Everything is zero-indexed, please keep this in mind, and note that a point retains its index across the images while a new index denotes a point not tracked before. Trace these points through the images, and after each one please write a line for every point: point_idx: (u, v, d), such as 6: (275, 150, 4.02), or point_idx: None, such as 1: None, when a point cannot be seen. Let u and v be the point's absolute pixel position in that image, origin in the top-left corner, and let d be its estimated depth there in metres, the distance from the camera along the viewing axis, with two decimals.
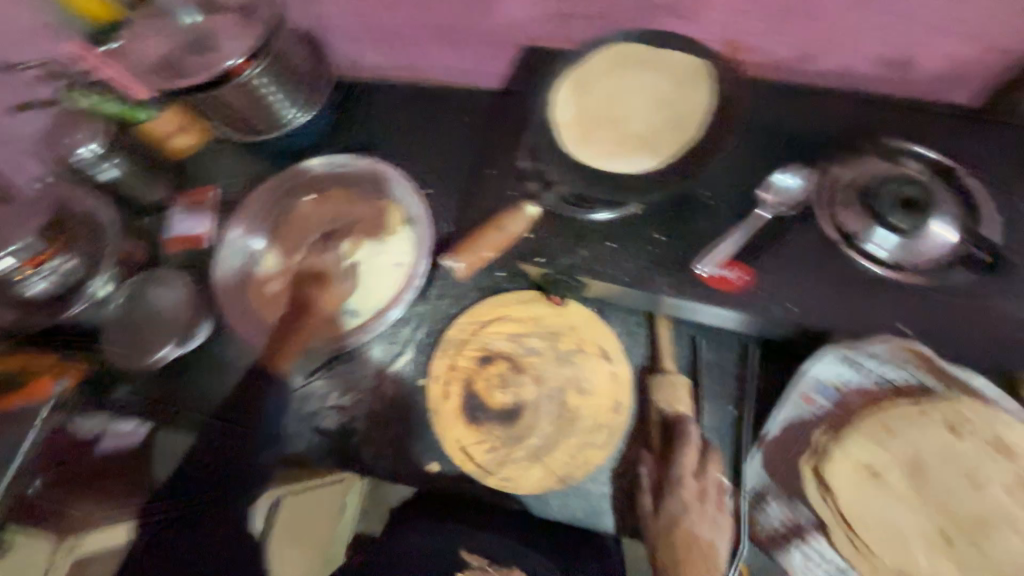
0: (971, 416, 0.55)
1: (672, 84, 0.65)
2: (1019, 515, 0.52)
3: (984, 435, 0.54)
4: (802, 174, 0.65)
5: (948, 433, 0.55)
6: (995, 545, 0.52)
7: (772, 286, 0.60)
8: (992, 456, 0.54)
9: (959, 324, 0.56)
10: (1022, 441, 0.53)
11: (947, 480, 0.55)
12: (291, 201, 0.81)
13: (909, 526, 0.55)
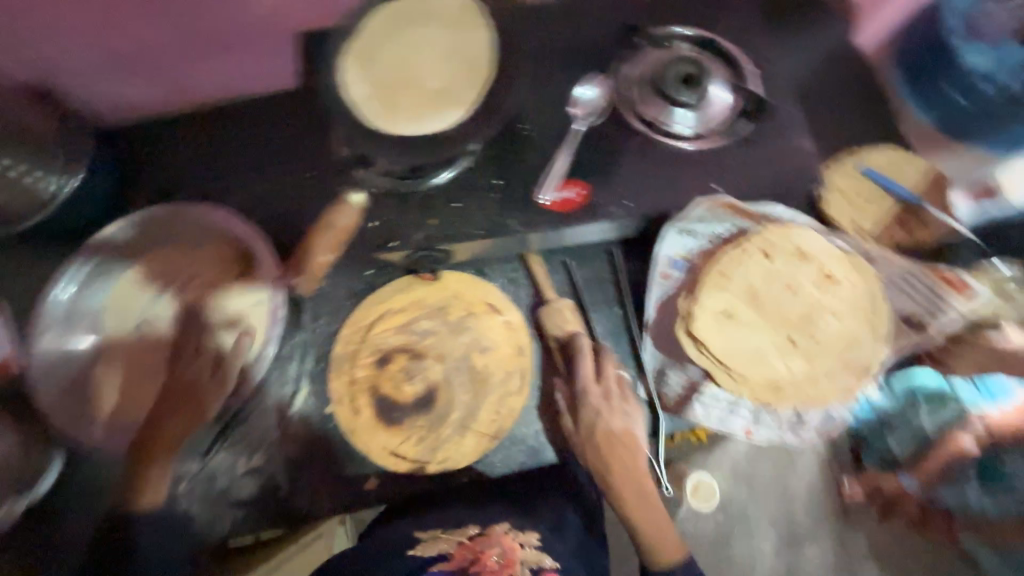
0: (776, 238, 0.64)
1: (450, 32, 0.68)
2: (829, 301, 0.63)
3: (789, 250, 0.64)
4: (596, 84, 0.71)
5: (767, 258, 0.64)
6: (822, 331, 0.63)
7: (604, 189, 0.68)
8: (799, 263, 0.64)
9: (739, 168, 0.69)
10: (812, 244, 0.64)
11: (777, 296, 0.64)
12: (100, 283, 0.69)
13: (766, 345, 0.62)
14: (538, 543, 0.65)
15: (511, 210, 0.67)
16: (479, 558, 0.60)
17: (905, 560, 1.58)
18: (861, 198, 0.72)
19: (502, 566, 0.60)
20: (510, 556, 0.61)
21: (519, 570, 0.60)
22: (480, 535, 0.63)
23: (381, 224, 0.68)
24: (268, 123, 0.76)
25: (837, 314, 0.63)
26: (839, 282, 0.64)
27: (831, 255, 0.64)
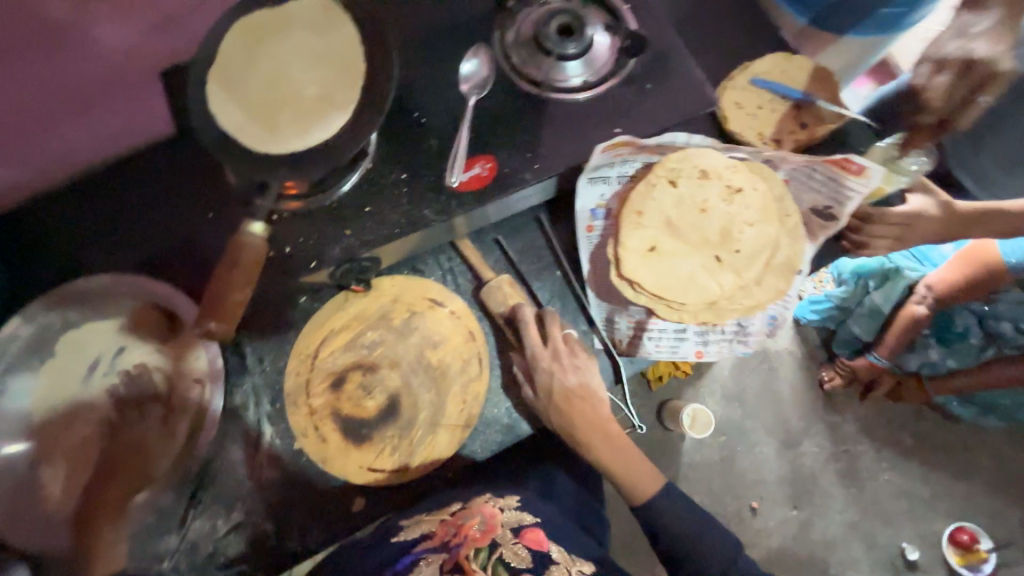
0: (678, 165, 0.68)
1: (314, 35, 0.63)
2: (739, 211, 0.67)
3: (692, 173, 0.67)
4: (476, 55, 0.69)
5: (673, 186, 0.68)
6: (740, 241, 0.67)
7: (510, 158, 0.67)
8: (704, 184, 0.68)
9: (639, 103, 0.68)
10: (710, 162, 0.68)
11: (692, 218, 0.68)
12: (19, 381, 0.65)
13: (692, 267, 0.67)
14: (517, 505, 0.65)
15: (423, 201, 0.66)
16: (461, 529, 0.60)
17: (892, 430, 1.69)
18: (761, 108, 0.73)
19: (484, 533, 0.59)
20: (491, 521, 0.61)
21: (501, 532, 0.60)
22: (461, 509, 0.63)
23: (297, 249, 0.64)
24: (148, 168, 0.70)
25: (751, 222, 0.67)
26: (744, 192, 0.67)
27: (729, 168, 0.68)
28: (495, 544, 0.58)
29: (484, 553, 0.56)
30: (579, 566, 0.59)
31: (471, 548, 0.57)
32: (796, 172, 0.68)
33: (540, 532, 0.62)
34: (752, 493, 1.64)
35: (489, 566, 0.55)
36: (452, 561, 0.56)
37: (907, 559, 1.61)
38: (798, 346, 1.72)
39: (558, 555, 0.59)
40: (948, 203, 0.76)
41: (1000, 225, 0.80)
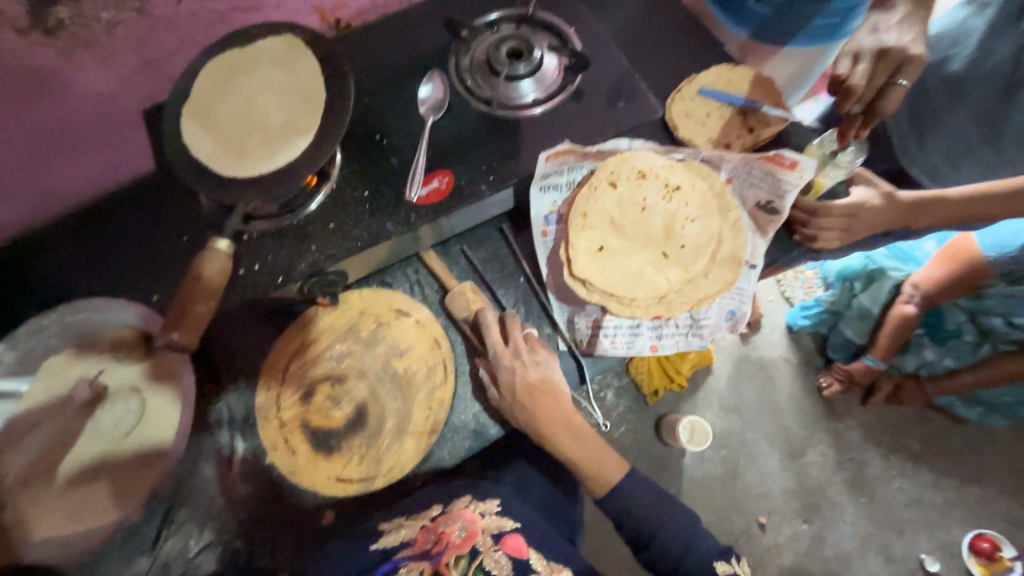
0: (617, 167, 0.72)
1: (279, 68, 0.68)
2: (676, 208, 0.72)
3: (630, 174, 0.72)
4: (433, 79, 0.74)
5: (614, 188, 0.72)
6: (682, 235, 0.71)
7: (467, 172, 0.70)
8: (641, 184, 0.72)
9: (585, 117, 0.73)
10: (646, 163, 0.72)
11: (634, 217, 0.72)
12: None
13: (639, 263, 0.70)
14: (497, 510, 0.66)
15: (385, 215, 0.69)
16: (442, 535, 0.61)
17: (896, 434, 1.66)
18: (709, 116, 0.76)
19: (465, 539, 0.61)
20: (472, 527, 0.62)
21: (481, 538, 0.61)
22: (442, 514, 0.64)
23: (264, 265, 0.67)
24: (128, 199, 0.74)
25: (691, 217, 0.71)
26: (682, 189, 0.72)
27: (666, 167, 0.73)
28: (475, 551, 0.59)
29: (465, 560, 0.58)
30: (558, 573, 0.60)
31: (452, 555, 0.58)
32: (737, 169, 0.73)
33: (521, 538, 0.63)
34: (759, 508, 1.58)
35: (469, 573, 0.57)
36: (432, 568, 0.57)
37: (927, 571, 1.54)
38: (791, 353, 1.71)
39: (537, 563, 0.60)
40: (892, 193, 0.82)
41: (937, 213, 0.87)
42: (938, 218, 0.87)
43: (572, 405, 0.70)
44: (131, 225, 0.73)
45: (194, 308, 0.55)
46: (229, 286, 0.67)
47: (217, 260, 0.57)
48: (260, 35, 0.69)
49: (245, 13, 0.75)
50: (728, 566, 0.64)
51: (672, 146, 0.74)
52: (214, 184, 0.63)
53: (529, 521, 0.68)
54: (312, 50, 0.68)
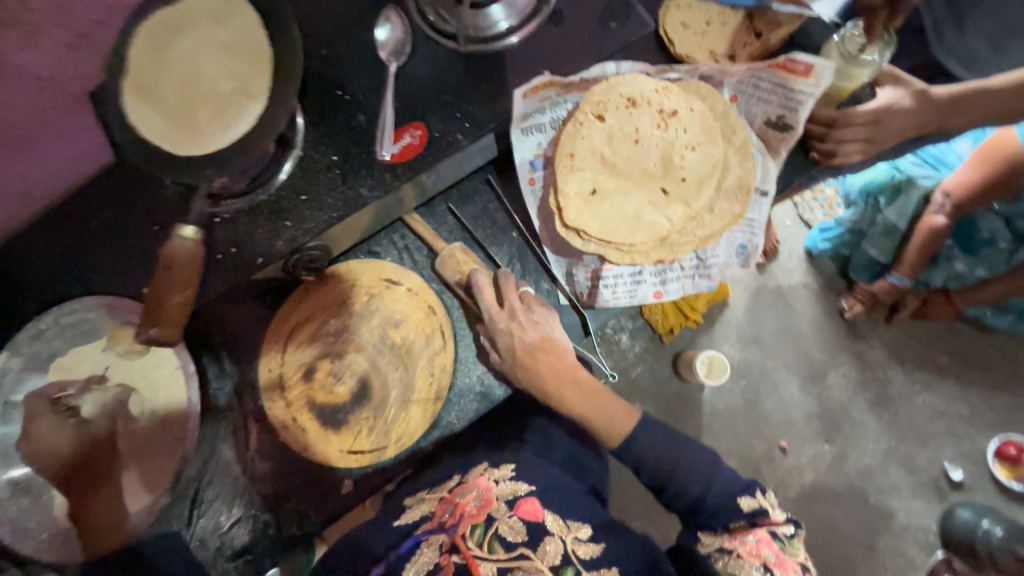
0: (604, 97, 0.65)
1: (220, 26, 0.61)
2: (675, 137, 0.65)
3: (619, 104, 0.64)
4: (392, 18, 0.65)
5: (602, 122, 0.65)
6: (682, 168, 0.65)
7: (440, 121, 0.63)
8: (633, 114, 0.65)
9: (566, 38, 0.63)
10: (635, 88, 0.64)
11: (627, 154, 0.66)
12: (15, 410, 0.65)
13: (636, 204, 0.65)
14: (512, 476, 0.65)
15: (358, 179, 0.64)
16: (458, 506, 0.61)
17: (921, 350, 1.62)
18: (710, 24, 0.65)
19: (480, 508, 0.60)
20: (487, 495, 0.62)
21: (496, 505, 0.60)
22: (460, 487, 0.65)
23: (242, 247, 0.64)
24: (89, 186, 0.68)
25: (691, 145, 0.64)
26: (679, 114, 0.64)
27: (660, 91, 0.65)
28: (490, 519, 0.58)
29: (480, 530, 0.57)
30: (576, 533, 0.58)
31: (467, 525, 0.58)
32: (743, 84, 0.65)
33: (536, 501, 0.61)
34: (780, 433, 1.59)
35: (485, 543, 0.56)
36: (449, 540, 0.57)
37: (951, 478, 1.55)
38: (812, 278, 1.65)
39: (554, 525, 0.58)
40: (925, 91, 0.72)
41: (978, 108, 0.76)
42: (979, 115, 0.76)
43: (576, 360, 0.68)
44: (97, 213, 0.67)
45: (170, 301, 0.53)
46: (207, 274, 0.64)
47: (184, 250, 0.53)
48: None
49: None
50: (753, 501, 0.62)
51: (666, 65, 0.65)
52: (168, 163, 0.59)
53: (544, 477, 0.67)
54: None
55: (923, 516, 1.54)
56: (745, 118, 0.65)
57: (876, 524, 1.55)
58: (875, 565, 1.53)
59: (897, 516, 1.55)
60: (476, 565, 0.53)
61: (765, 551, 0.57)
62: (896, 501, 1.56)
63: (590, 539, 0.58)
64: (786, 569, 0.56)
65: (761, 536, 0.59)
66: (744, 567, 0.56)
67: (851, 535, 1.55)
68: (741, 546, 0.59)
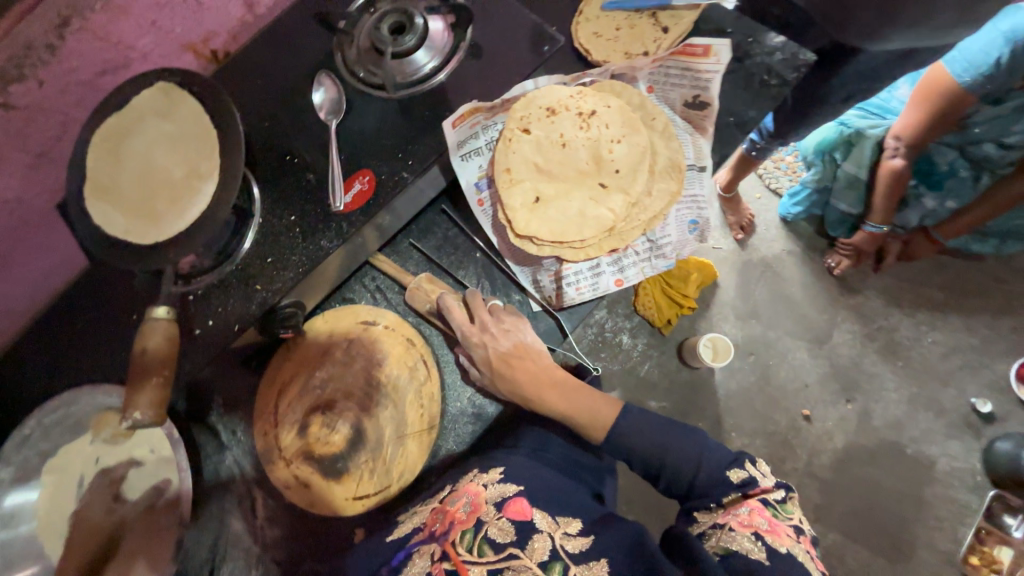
0: (526, 112, 0.69)
1: (164, 119, 0.65)
2: (599, 135, 0.69)
3: (541, 115, 0.69)
4: (325, 81, 0.70)
5: (529, 134, 0.69)
6: (614, 160, 0.69)
7: (385, 164, 0.67)
8: (556, 121, 0.69)
9: (488, 68, 0.68)
10: (552, 99, 0.69)
11: (560, 159, 0.70)
12: (9, 511, 0.67)
13: (580, 202, 0.69)
14: (500, 478, 0.65)
15: (317, 233, 0.67)
16: (448, 514, 0.62)
17: (916, 289, 1.61)
18: (620, 29, 0.69)
19: (470, 513, 0.62)
20: (476, 500, 0.63)
21: (485, 509, 0.61)
22: (449, 495, 0.66)
23: (218, 318, 0.66)
24: (70, 293, 0.70)
25: (616, 138, 0.69)
26: (598, 112, 0.69)
27: (575, 96, 0.69)
28: (479, 524, 0.60)
29: (470, 534, 0.59)
30: (566, 527, 0.60)
31: (457, 532, 0.60)
32: (654, 75, 0.70)
33: (524, 501, 0.62)
34: (800, 401, 1.57)
35: (474, 546, 0.58)
36: (441, 548, 0.59)
37: (980, 413, 1.53)
38: (792, 243, 1.65)
39: (542, 523, 0.60)
40: None
41: None
42: None
43: (552, 359, 0.70)
44: (81, 315, 0.69)
45: (150, 380, 0.54)
46: (189, 349, 0.66)
47: (156, 331, 0.56)
48: (131, 91, 0.65)
49: (114, 73, 0.70)
50: (742, 471, 0.62)
51: (580, 72, 0.69)
52: (134, 253, 0.61)
53: (543, 484, 0.66)
54: (187, 88, 0.65)
55: (963, 457, 1.51)
56: (665, 105, 0.70)
57: (918, 475, 1.51)
58: (929, 518, 1.48)
59: (938, 463, 1.51)
60: (466, 569, 0.56)
61: (757, 519, 0.57)
62: (933, 447, 1.52)
63: (579, 533, 0.59)
64: (780, 534, 0.55)
65: (753, 507, 0.58)
66: (736, 538, 0.55)
67: (896, 492, 1.50)
68: (733, 518, 0.58)
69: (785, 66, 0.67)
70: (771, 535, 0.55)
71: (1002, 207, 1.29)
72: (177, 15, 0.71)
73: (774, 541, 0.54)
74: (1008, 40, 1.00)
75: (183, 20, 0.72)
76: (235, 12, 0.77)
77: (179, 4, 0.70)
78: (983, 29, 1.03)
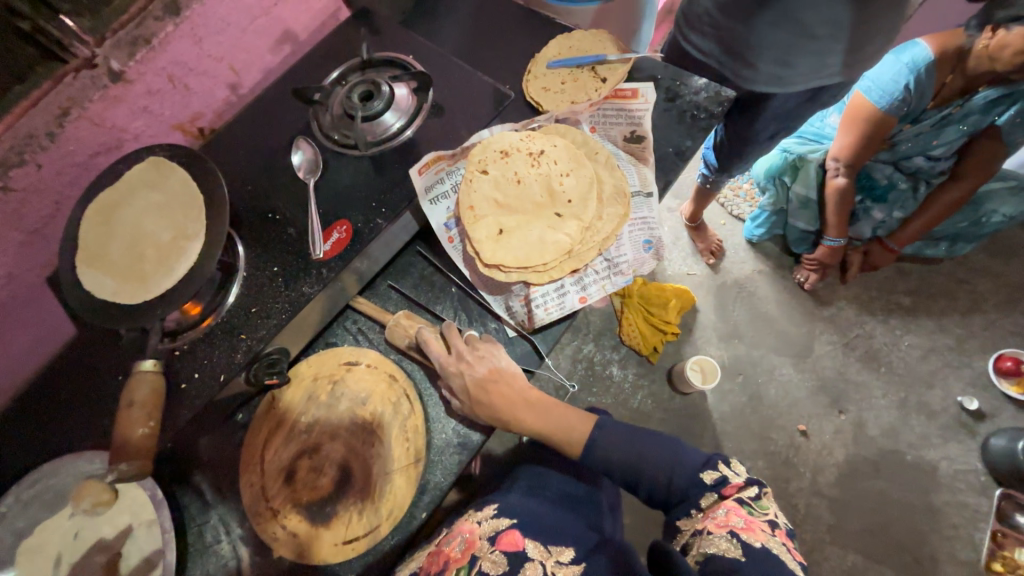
0: (484, 155, 0.76)
1: (153, 188, 0.70)
2: (550, 171, 0.76)
3: (497, 156, 0.76)
4: (303, 146, 0.77)
5: (488, 173, 0.76)
6: (566, 191, 0.76)
7: (362, 213, 0.73)
8: (511, 160, 0.76)
9: (450, 124, 0.77)
10: (505, 142, 0.76)
11: (519, 193, 0.77)
12: None
13: (540, 230, 0.75)
14: (494, 513, 0.69)
15: (298, 280, 0.71)
16: (443, 554, 0.65)
17: (885, 296, 1.68)
18: (564, 83, 0.79)
19: (464, 551, 0.64)
20: (470, 537, 0.66)
21: (479, 544, 0.64)
22: (444, 538, 0.69)
23: (203, 370, 0.68)
24: (57, 362, 0.72)
25: (565, 172, 0.76)
26: (547, 151, 0.77)
27: (525, 139, 0.77)
28: (473, 559, 0.62)
29: (464, 571, 0.61)
30: (557, 556, 0.61)
31: (452, 569, 0.62)
32: (595, 117, 0.79)
33: (517, 532, 0.65)
34: (794, 418, 1.57)
35: None
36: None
37: (969, 411, 1.55)
38: (761, 263, 1.73)
39: (534, 551, 0.62)
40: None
41: None
42: None
43: (527, 381, 0.72)
44: (66, 383, 0.71)
45: (134, 434, 0.57)
46: (172, 404, 0.67)
47: (144, 382, 0.60)
48: (123, 168, 0.71)
49: (106, 154, 0.76)
50: (715, 472, 0.65)
51: (529, 119, 0.79)
52: (122, 314, 0.64)
53: (532, 514, 0.69)
54: (175, 161, 0.71)
55: (964, 458, 1.51)
56: (608, 142, 0.79)
57: (924, 481, 1.50)
58: (944, 526, 1.45)
59: (940, 467, 1.51)
60: None
61: (733, 519, 0.57)
62: (931, 451, 1.52)
63: (571, 561, 0.61)
64: (755, 530, 0.55)
65: (729, 507, 0.59)
66: (714, 540, 0.56)
67: (905, 501, 1.48)
68: (711, 521, 0.59)
69: (712, 101, 0.77)
70: (746, 532, 0.55)
71: (940, 211, 1.39)
72: (166, 99, 0.79)
73: (750, 537, 0.54)
74: (911, 69, 1.14)
75: (172, 104, 0.80)
76: (220, 94, 0.86)
77: (169, 91, 0.78)
78: (888, 62, 1.17)
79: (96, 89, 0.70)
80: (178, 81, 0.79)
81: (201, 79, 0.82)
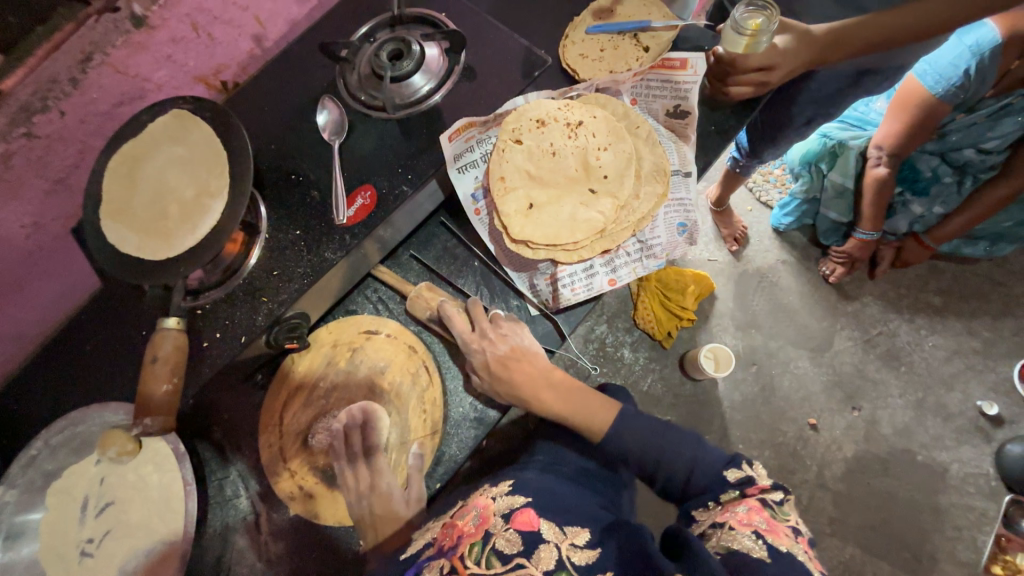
0: (517, 123, 0.73)
1: (178, 143, 0.69)
2: (586, 144, 0.74)
3: (532, 126, 0.73)
4: (330, 105, 0.74)
5: (520, 144, 0.73)
6: (600, 167, 0.74)
7: (386, 179, 0.70)
8: (545, 132, 0.73)
9: (481, 89, 0.73)
10: (540, 111, 0.73)
11: (551, 167, 0.75)
12: (22, 531, 0.68)
13: (571, 207, 0.73)
14: (509, 490, 0.68)
15: (321, 245, 0.69)
16: (457, 528, 0.63)
17: (914, 294, 1.62)
18: (605, 50, 0.74)
19: (478, 526, 0.62)
20: (485, 513, 0.64)
21: (493, 521, 0.62)
22: (459, 510, 0.67)
23: (225, 331, 0.68)
24: (81, 313, 0.72)
25: (603, 146, 0.73)
26: (584, 123, 0.74)
27: (563, 108, 0.74)
28: (487, 535, 0.60)
29: (477, 546, 0.59)
30: (573, 539, 0.59)
31: (466, 544, 0.59)
32: (637, 88, 0.75)
33: (532, 512, 0.63)
34: (806, 411, 1.55)
35: (483, 559, 0.57)
36: (449, 563, 0.58)
37: (989, 415, 1.51)
38: (788, 253, 1.67)
39: (549, 533, 0.60)
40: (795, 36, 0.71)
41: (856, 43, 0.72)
42: None
43: (547, 361, 0.72)
44: (92, 334, 0.71)
45: (160, 390, 0.57)
46: (195, 363, 0.67)
47: (167, 339, 0.59)
48: (147, 121, 0.69)
49: (130, 104, 0.74)
50: (739, 471, 0.63)
51: (567, 87, 0.74)
52: (146, 271, 0.64)
53: (543, 491, 0.69)
54: (198, 115, 0.69)
55: (976, 462, 1.48)
56: (648, 116, 0.75)
57: (932, 482, 1.48)
58: (948, 527, 1.44)
59: (951, 469, 1.49)
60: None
61: (756, 518, 0.56)
62: (944, 453, 1.50)
63: (586, 545, 0.59)
64: (778, 533, 0.53)
65: (751, 506, 0.58)
66: (736, 536, 0.54)
67: (910, 500, 1.47)
68: (733, 517, 0.57)
69: None
70: (770, 534, 0.53)
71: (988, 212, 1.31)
72: (190, 49, 0.76)
73: (775, 540, 0.53)
74: (974, 53, 1.04)
75: (196, 53, 0.77)
76: (243, 45, 0.82)
77: (193, 40, 0.75)
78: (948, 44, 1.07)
79: (119, 34, 0.67)
80: (201, 30, 0.75)
81: (224, 29, 0.78)
